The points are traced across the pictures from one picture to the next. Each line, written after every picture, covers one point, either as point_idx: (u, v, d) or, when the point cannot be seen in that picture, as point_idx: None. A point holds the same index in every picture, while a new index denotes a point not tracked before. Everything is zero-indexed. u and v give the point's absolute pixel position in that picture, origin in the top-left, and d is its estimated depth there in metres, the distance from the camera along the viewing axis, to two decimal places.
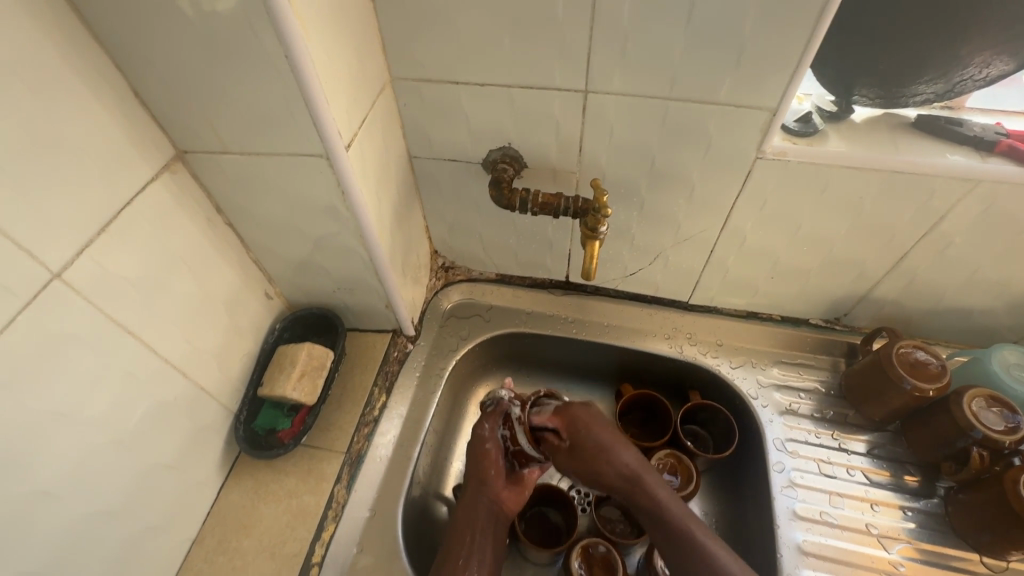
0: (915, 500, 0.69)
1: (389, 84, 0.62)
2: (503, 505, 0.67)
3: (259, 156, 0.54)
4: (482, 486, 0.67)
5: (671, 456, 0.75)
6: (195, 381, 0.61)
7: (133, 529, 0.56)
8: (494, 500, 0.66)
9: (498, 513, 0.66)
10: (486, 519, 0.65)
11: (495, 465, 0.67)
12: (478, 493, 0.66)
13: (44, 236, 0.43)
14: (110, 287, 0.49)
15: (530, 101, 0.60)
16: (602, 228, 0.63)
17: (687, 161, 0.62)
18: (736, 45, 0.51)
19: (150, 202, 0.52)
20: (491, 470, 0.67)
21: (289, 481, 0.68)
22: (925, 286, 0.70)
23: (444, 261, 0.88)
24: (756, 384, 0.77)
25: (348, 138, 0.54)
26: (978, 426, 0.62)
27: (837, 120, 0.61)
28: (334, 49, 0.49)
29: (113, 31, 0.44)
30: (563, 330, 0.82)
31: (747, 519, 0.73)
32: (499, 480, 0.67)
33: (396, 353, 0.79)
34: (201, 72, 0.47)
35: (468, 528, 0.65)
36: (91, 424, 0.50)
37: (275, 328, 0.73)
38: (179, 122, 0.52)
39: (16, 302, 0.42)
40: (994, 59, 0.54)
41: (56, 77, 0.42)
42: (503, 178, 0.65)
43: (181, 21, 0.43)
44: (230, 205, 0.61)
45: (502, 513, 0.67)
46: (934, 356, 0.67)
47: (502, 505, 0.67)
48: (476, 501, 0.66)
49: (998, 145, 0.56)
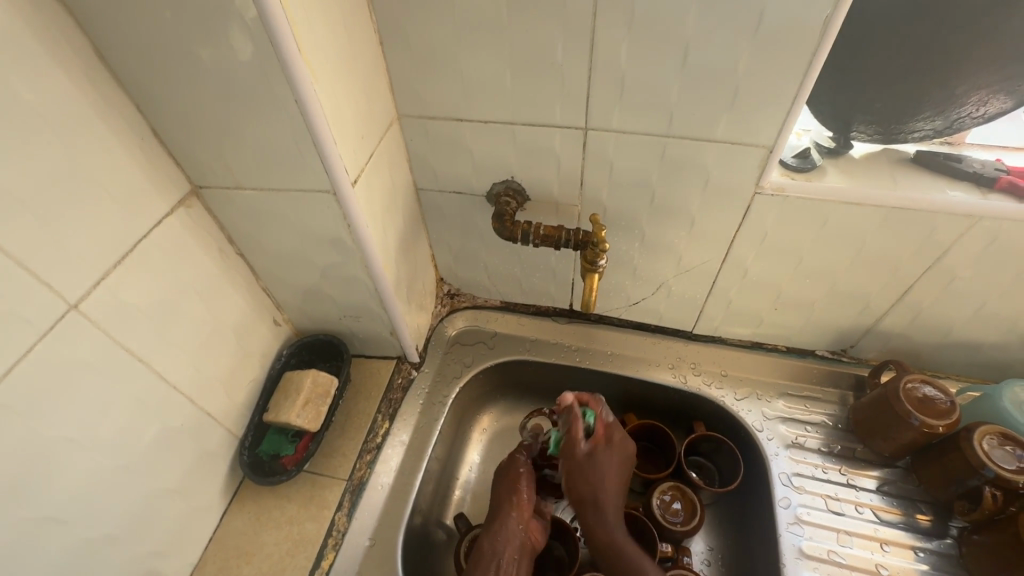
0: (927, 541, 0.67)
1: (396, 120, 0.64)
2: (529, 536, 0.66)
3: (270, 191, 0.57)
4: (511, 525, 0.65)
5: (675, 489, 0.73)
6: (201, 407, 0.62)
7: (135, 555, 0.57)
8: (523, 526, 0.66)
9: (526, 543, 0.65)
10: (516, 547, 0.64)
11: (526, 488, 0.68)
12: (511, 517, 0.65)
13: (63, 269, 0.46)
14: (122, 316, 0.51)
15: (533, 137, 0.62)
16: (602, 261, 0.65)
17: (687, 194, 0.63)
18: (730, 87, 0.52)
19: (164, 235, 0.55)
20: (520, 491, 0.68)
21: (291, 507, 0.68)
22: (933, 319, 0.69)
23: (449, 288, 0.89)
24: (761, 416, 0.76)
25: (354, 174, 0.56)
26: (989, 465, 0.60)
27: (836, 154, 0.62)
28: (343, 91, 0.52)
29: (136, 77, 0.47)
30: (567, 359, 0.83)
31: (753, 556, 0.71)
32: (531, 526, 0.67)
33: (400, 379, 0.80)
34: (216, 113, 0.50)
35: (495, 555, 0.62)
36: (99, 450, 0.51)
37: (282, 354, 0.74)
38: (196, 160, 0.55)
39: (33, 332, 0.44)
40: (991, 98, 0.54)
41: (79, 119, 0.45)
42: (506, 211, 0.67)
43: (200, 68, 0.46)
44: (242, 236, 0.63)
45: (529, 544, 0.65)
46: (942, 392, 0.66)
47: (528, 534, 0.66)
48: (507, 525, 0.65)
49: (998, 181, 0.56)
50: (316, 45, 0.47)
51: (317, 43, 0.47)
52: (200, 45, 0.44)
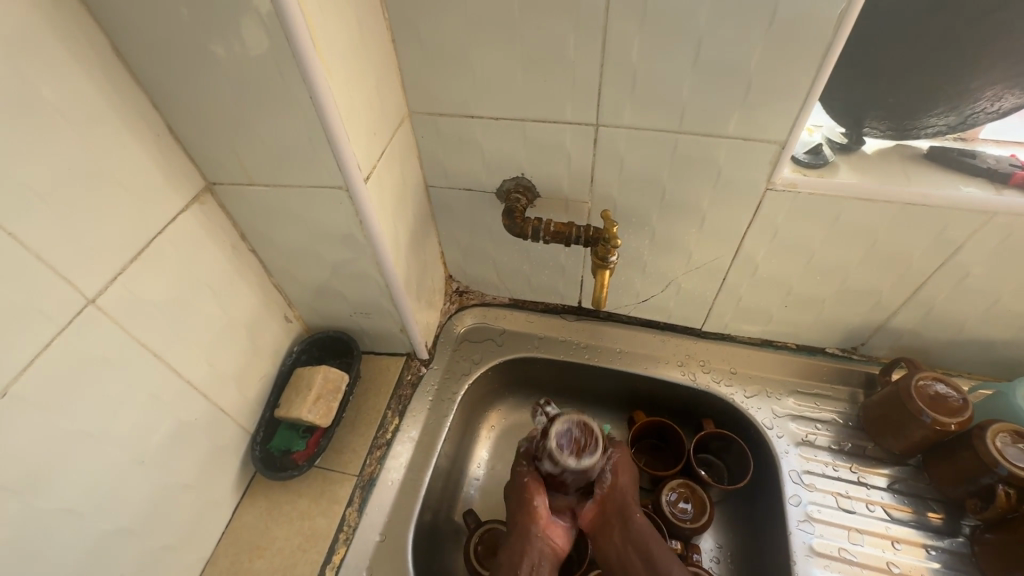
0: (938, 539, 0.67)
1: (407, 117, 0.64)
2: (551, 542, 0.66)
3: (283, 188, 0.57)
4: (530, 537, 0.64)
5: (685, 486, 0.73)
6: (214, 402, 0.63)
7: (149, 548, 0.57)
8: (543, 536, 0.65)
9: (547, 550, 0.65)
10: (537, 558, 0.64)
11: (541, 498, 0.67)
12: (529, 528, 0.65)
13: (81, 265, 0.46)
14: (138, 311, 0.52)
15: (543, 133, 0.62)
16: (613, 257, 0.65)
17: (697, 191, 0.63)
18: (742, 82, 0.52)
19: (179, 231, 0.55)
20: (534, 501, 0.67)
21: (302, 503, 0.69)
22: (945, 316, 0.69)
23: (458, 285, 0.89)
24: (771, 414, 0.76)
25: (366, 171, 0.56)
26: (1003, 463, 0.60)
27: (848, 151, 0.62)
28: (356, 88, 0.52)
29: (152, 74, 0.48)
30: (576, 356, 0.83)
31: (763, 554, 0.71)
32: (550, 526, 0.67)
33: (410, 376, 0.80)
34: (230, 109, 0.50)
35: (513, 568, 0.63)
36: (114, 444, 0.52)
37: (292, 350, 0.75)
38: (210, 157, 0.55)
39: (53, 326, 0.45)
40: (1006, 93, 0.54)
41: (96, 115, 0.45)
42: (516, 208, 0.67)
43: (215, 64, 0.46)
44: (255, 232, 0.64)
45: (552, 552, 0.65)
46: (954, 389, 0.65)
47: (548, 542, 0.66)
48: (527, 538, 0.64)
49: (1013, 177, 0.56)
50: (330, 42, 0.47)
51: (331, 40, 0.47)
52: (217, 43, 0.45)
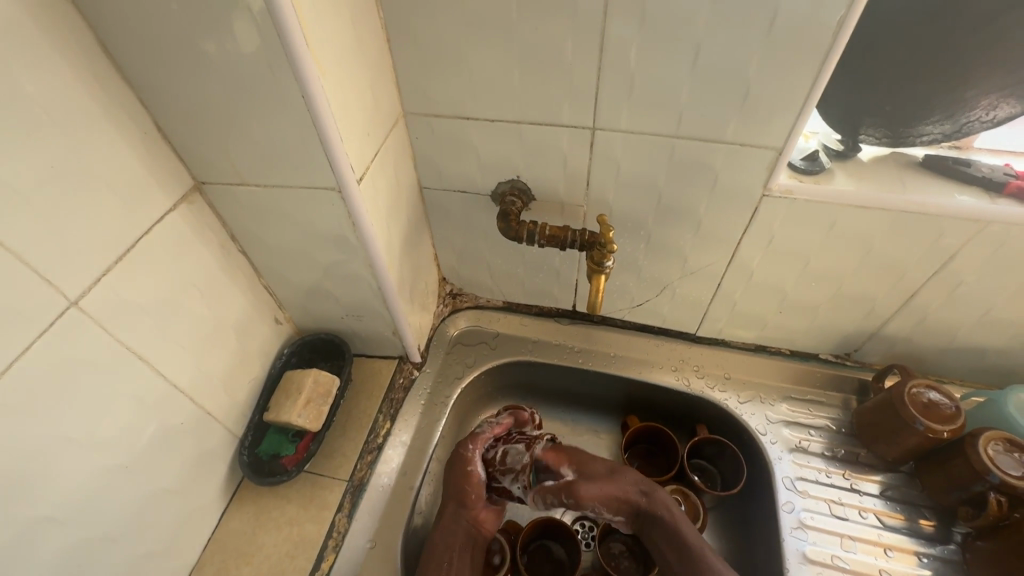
0: (930, 546, 0.67)
1: (401, 117, 0.63)
2: (479, 529, 0.65)
3: (274, 188, 0.56)
4: (458, 517, 0.65)
5: (678, 491, 0.73)
6: (201, 406, 0.61)
7: (132, 555, 0.56)
8: (472, 522, 0.65)
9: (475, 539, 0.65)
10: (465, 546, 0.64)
11: (477, 488, 0.66)
12: (458, 515, 0.65)
13: (65, 265, 0.45)
14: (121, 312, 0.50)
15: (540, 136, 0.61)
16: (608, 262, 0.64)
17: (694, 197, 0.62)
18: (740, 88, 0.52)
19: (165, 231, 0.54)
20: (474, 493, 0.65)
21: (290, 508, 0.68)
22: (938, 323, 0.69)
23: (452, 288, 0.89)
24: (765, 420, 0.76)
25: (360, 172, 0.55)
26: (994, 470, 0.60)
27: (844, 158, 0.61)
28: (350, 88, 0.51)
29: (140, 70, 0.47)
30: (570, 360, 0.82)
31: (756, 561, 0.71)
32: (478, 504, 0.66)
33: (402, 380, 0.79)
34: (219, 106, 0.49)
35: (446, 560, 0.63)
36: (96, 448, 0.50)
37: (283, 352, 0.74)
38: (199, 156, 0.54)
39: (33, 329, 0.43)
40: (1001, 102, 0.54)
41: (80, 111, 0.44)
42: (511, 211, 0.67)
43: (204, 62, 0.45)
44: (245, 233, 0.62)
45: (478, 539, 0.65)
46: (946, 397, 0.65)
47: (479, 529, 0.65)
48: (455, 523, 0.64)
49: (1008, 186, 0.56)
50: (323, 39, 0.46)
51: (325, 39, 0.46)
52: (208, 41, 0.44)
